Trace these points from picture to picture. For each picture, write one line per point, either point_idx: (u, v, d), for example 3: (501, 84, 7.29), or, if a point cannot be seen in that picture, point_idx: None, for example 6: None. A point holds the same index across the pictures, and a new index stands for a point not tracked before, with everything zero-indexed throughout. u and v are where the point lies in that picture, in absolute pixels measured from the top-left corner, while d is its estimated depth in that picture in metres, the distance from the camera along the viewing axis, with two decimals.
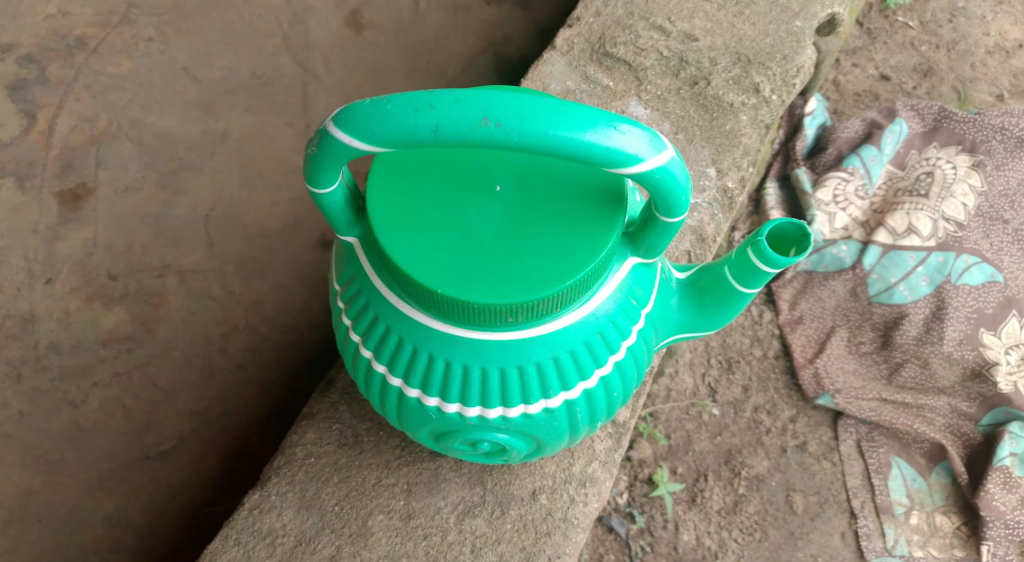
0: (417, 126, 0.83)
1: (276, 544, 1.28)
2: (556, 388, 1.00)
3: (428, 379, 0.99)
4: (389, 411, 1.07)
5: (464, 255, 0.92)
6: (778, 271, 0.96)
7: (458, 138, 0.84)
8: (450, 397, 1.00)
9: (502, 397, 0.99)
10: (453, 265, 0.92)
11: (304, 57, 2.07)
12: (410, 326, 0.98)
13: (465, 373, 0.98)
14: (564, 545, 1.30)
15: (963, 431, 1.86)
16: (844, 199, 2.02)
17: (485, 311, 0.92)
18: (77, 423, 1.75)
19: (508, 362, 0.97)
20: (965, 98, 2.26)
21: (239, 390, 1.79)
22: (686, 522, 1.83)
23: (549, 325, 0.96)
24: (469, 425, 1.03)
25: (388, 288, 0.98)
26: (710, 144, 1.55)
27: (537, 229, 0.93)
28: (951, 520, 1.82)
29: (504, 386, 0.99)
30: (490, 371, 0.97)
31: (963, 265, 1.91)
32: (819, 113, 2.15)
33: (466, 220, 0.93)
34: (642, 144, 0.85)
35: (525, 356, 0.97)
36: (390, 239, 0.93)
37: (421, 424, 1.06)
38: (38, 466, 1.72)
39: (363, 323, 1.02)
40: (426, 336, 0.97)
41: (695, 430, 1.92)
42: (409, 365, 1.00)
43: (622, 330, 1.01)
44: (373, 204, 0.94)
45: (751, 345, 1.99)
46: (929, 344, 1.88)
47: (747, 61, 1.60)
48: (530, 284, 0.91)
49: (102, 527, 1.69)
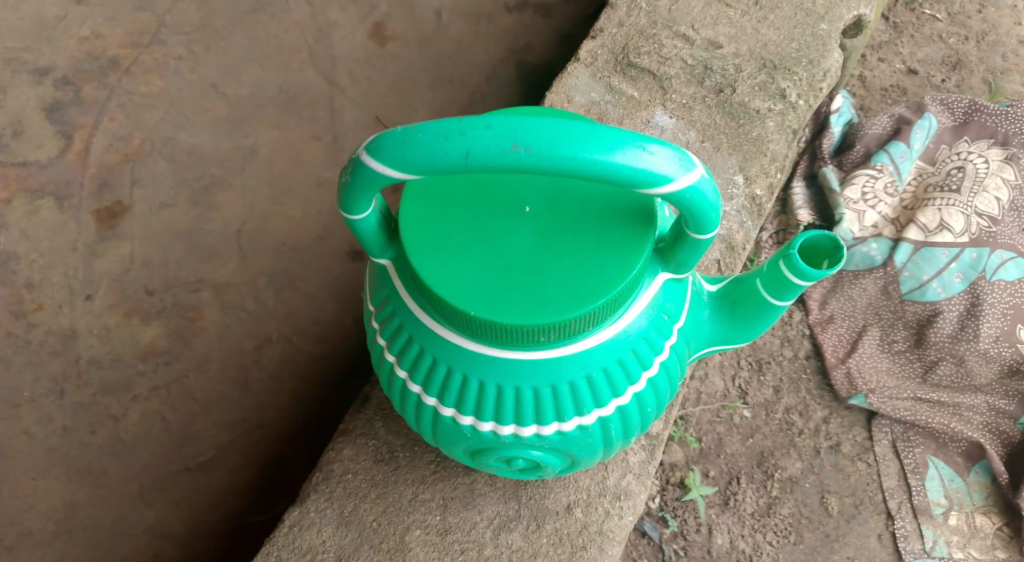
0: (448, 153, 0.84)
1: (316, 560, 1.30)
2: (589, 406, 1.01)
3: (462, 398, 1.01)
4: (424, 429, 1.08)
5: (494, 278, 0.93)
6: (811, 283, 0.96)
7: (489, 164, 0.84)
8: (484, 415, 1.01)
9: (535, 415, 1.00)
10: (486, 286, 0.93)
11: (329, 70, 2.09)
12: (443, 347, 0.99)
13: (499, 393, 0.99)
14: (600, 559, 1.31)
15: (1002, 429, 1.84)
16: (873, 196, 2.00)
17: (518, 332, 0.93)
18: (118, 437, 1.79)
19: (541, 380, 0.98)
20: (996, 91, 2.23)
21: (275, 401, 1.82)
22: (719, 525, 1.82)
23: (580, 343, 0.97)
24: (504, 443, 1.04)
25: (420, 309, 0.99)
26: (737, 151, 1.54)
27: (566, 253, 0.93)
28: (991, 520, 1.80)
29: (538, 405, 1.00)
30: (524, 390, 0.98)
31: (997, 260, 1.90)
32: (846, 110, 2.13)
33: (496, 243, 0.94)
34: (673, 163, 0.85)
35: (558, 375, 0.98)
36: (424, 263, 0.94)
37: (456, 442, 1.07)
38: (83, 480, 1.75)
39: (397, 343, 1.03)
40: (459, 356, 0.98)
41: (726, 432, 1.91)
42: (443, 384, 1.01)
43: (654, 346, 1.01)
44: (406, 229, 0.95)
45: (781, 346, 1.98)
46: (965, 341, 1.87)
47: (772, 66, 1.59)
48: (561, 309, 0.92)
49: (144, 537, 1.74)
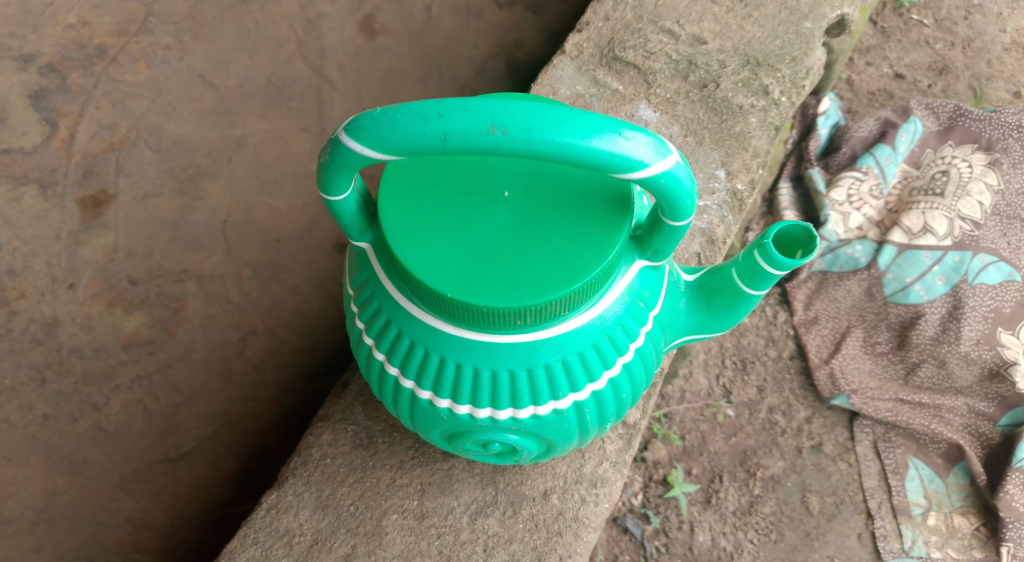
0: (426, 134, 0.85)
1: (292, 543, 1.30)
2: (565, 390, 1.01)
3: (439, 380, 1.01)
4: (401, 412, 1.09)
5: (472, 260, 0.93)
6: (785, 273, 0.96)
7: (466, 146, 0.85)
8: (461, 398, 1.01)
9: (511, 398, 1.01)
10: (463, 269, 0.93)
11: (318, 62, 2.09)
12: (420, 329, 0.99)
13: (475, 376, 0.99)
14: (575, 545, 1.31)
15: (981, 431, 1.85)
16: (858, 198, 2.03)
17: (494, 314, 0.93)
18: (99, 426, 1.78)
19: (518, 364, 0.98)
20: (981, 96, 2.25)
21: (257, 393, 1.81)
22: (701, 522, 1.83)
23: (557, 327, 0.97)
24: (480, 427, 1.04)
25: (398, 291, 0.99)
26: (719, 146, 1.55)
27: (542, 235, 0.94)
28: (970, 521, 1.81)
29: (513, 389, 1.00)
30: (500, 373, 0.99)
31: (979, 264, 1.91)
32: (833, 113, 2.16)
33: (474, 225, 0.94)
34: (649, 149, 0.85)
35: (534, 359, 0.98)
36: (402, 244, 0.94)
37: (433, 425, 1.07)
38: (61, 469, 1.74)
39: (375, 326, 1.03)
40: (436, 339, 0.98)
41: (710, 431, 1.92)
42: (420, 367, 1.01)
43: (630, 332, 1.02)
44: (385, 210, 0.96)
45: (766, 346, 2.00)
46: (947, 344, 1.88)
47: (756, 63, 1.60)
48: (537, 291, 0.92)
49: (123, 528, 1.72)
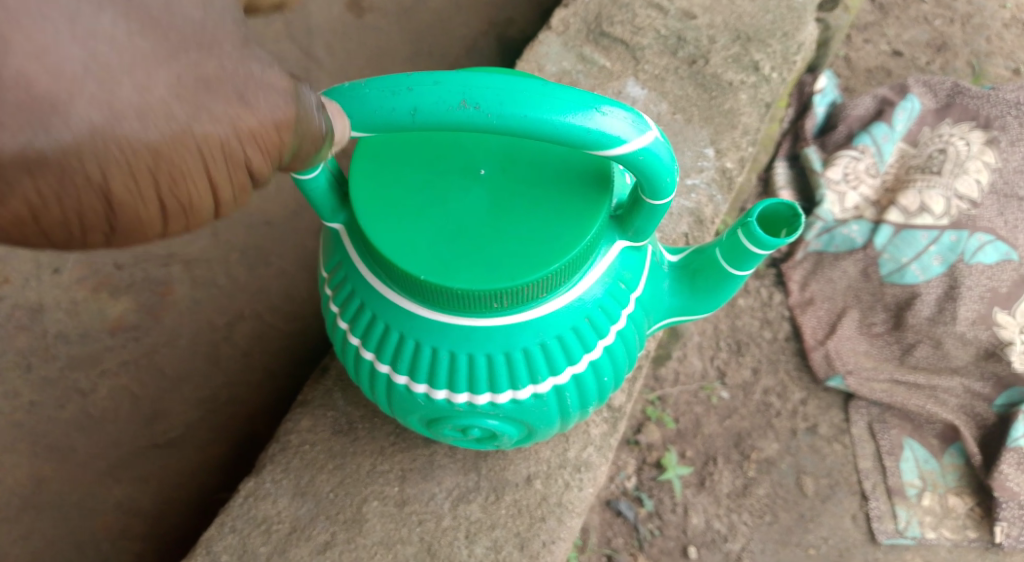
0: (394, 109, 0.82)
1: (270, 531, 1.28)
2: (544, 373, 0.99)
3: (415, 365, 0.99)
4: (379, 397, 1.07)
5: (446, 241, 0.91)
6: (770, 252, 0.94)
7: (437, 122, 0.82)
8: (438, 382, 0.99)
9: (489, 382, 0.99)
10: (437, 250, 0.91)
11: (307, 42, 2.01)
12: (395, 313, 0.97)
13: (452, 359, 0.97)
14: (558, 530, 1.30)
15: (976, 411, 1.85)
16: (855, 177, 2.00)
17: (470, 297, 0.91)
18: (86, 412, 1.74)
19: (495, 347, 0.96)
20: (980, 73, 2.22)
21: (246, 377, 1.81)
22: (695, 505, 1.80)
23: (535, 310, 0.95)
24: (458, 411, 1.03)
25: (372, 274, 0.97)
26: (709, 123, 1.53)
27: (518, 216, 0.91)
28: (964, 501, 1.81)
29: (492, 372, 0.98)
30: (477, 357, 0.97)
31: (976, 243, 1.89)
32: (830, 91, 2.12)
33: (449, 206, 0.92)
34: (627, 124, 0.83)
35: (512, 342, 0.96)
36: (375, 226, 0.92)
37: (411, 410, 1.06)
38: (48, 456, 1.71)
39: (350, 309, 1.01)
40: (412, 322, 0.96)
41: (704, 413, 1.89)
42: (396, 351, 0.99)
43: (611, 314, 1.00)
44: (357, 191, 0.94)
45: (761, 327, 1.99)
46: (943, 324, 1.86)
47: (746, 38, 1.57)
48: (513, 272, 0.90)
49: (112, 514, 1.71)
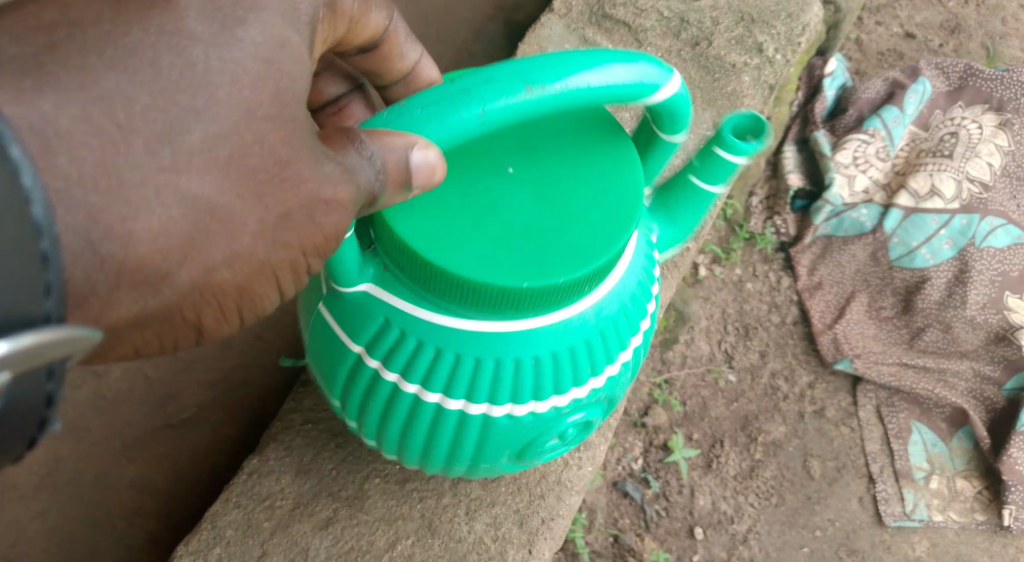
0: (463, 118, 0.76)
1: (275, 506, 1.27)
2: (602, 362, 0.95)
3: (474, 385, 0.91)
4: (422, 435, 0.97)
5: (512, 241, 0.84)
6: (746, 160, 0.95)
7: (507, 118, 0.78)
8: (501, 397, 0.91)
9: (554, 383, 0.93)
10: (506, 254, 0.83)
11: None
12: (447, 335, 0.88)
13: (517, 368, 0.90)
14: (558, 507, 1.34)
15: (986, 395, 1.86)
16: (864, 160, 1.99)
17: (546, 296, 0.85)
18: (99, 392, 1.73)
19: (559, 344, 0.91)
20: (995, 55, 2.26)
21: (259, 360, 1.83)
22: (701, 486, 1.77)
23: (592, 296, 0.91)
24: (521, 425, 0.95)
25: (415, 299, 0.88)
26: (711, 106, 1.51)
27: (549, 202, 0.86)
28: (972, 484, 1.82)
29: (556, 371, 0.92)
30: (541, 359, 0.90)
31: (987, 227, 1.90)
32: (839, 74, 2.12)
33: (500, 205, 0.85)
34: (659, 71, 0.84)
35: (573, 335, 0.91)
36: (426, 246, 0.82)
37: (466, 439, 0.96)
38: (66, 438, 1.68)
39: (383, 344, 0.91)
40: (469, 339, 0.88)
41: (711, 396, 1.87)
42: (450, 375, 0.90)
43: (642, 292, 0.99)
44: (392, 216, 0.83)
45: (769, 312, 1.99)
46: (953, 308, 1.88)
47: (750, 20, 1.58)
48: (552, 261, 0.83)
49: (127, 495, 1.67)
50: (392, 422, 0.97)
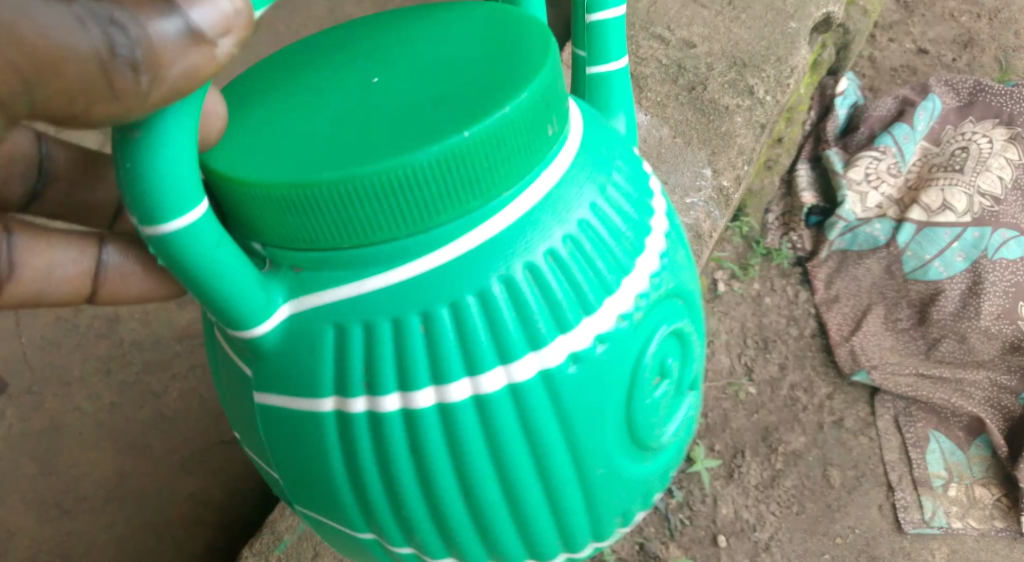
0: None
1: None
2: (633, 237, 0.73)
3: (496, 330, 0.67)
4: (512, 466, 0.71)
5: (435, 107, 0.63)
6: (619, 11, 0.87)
7: None
8: (534, 325, 0.67)
9: (591, 273, 0.69)
10: (439, 118, 0.62)
11: None
12: (435, 285, 0.65)
13: (536, 277, 0.67)
14: None
15: (1003, 404, 1.89)
16: (876, 176, 2.09)
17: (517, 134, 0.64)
18: (159, 412, 1.85)
19: (563, 224, 0.69)
20: (1006, 68, 2.29)
21: None
22: (723, 496, 1.82)
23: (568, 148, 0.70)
24: (609, 366, 0.71)
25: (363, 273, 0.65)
26: (706, 146, 1.62)
27: (434, 53, 0.68)
28: (991, 492, 1.85)
29: (583, 257, 0.69)
30: (552, 251, 0.68)
31: (1000, 239, 1.95)
32: (851, 93, 2.23)
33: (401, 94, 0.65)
34: None
35: (573, 205, 0.70)
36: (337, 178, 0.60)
37: (558, 425, 0.70)
38: (128, 451, 1.80)
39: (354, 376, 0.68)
40: (457, 270, 0.65)
41: (731, 409, 1.95)
42: (460, 338, 0.66)
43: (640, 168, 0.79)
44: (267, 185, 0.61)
45: (787, 325, 2.07)
46: (967, 319, 1.94)
47: (741, 64, 1.71)
48: (480, 95, 0.63)
49: (186, 506, 1.78)
50: (434, 469, 0.70)
